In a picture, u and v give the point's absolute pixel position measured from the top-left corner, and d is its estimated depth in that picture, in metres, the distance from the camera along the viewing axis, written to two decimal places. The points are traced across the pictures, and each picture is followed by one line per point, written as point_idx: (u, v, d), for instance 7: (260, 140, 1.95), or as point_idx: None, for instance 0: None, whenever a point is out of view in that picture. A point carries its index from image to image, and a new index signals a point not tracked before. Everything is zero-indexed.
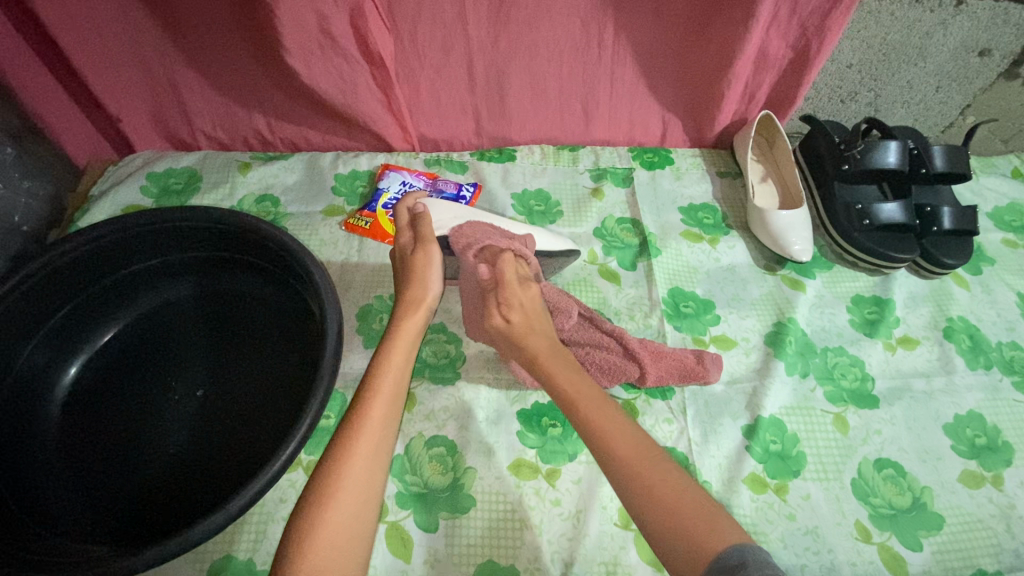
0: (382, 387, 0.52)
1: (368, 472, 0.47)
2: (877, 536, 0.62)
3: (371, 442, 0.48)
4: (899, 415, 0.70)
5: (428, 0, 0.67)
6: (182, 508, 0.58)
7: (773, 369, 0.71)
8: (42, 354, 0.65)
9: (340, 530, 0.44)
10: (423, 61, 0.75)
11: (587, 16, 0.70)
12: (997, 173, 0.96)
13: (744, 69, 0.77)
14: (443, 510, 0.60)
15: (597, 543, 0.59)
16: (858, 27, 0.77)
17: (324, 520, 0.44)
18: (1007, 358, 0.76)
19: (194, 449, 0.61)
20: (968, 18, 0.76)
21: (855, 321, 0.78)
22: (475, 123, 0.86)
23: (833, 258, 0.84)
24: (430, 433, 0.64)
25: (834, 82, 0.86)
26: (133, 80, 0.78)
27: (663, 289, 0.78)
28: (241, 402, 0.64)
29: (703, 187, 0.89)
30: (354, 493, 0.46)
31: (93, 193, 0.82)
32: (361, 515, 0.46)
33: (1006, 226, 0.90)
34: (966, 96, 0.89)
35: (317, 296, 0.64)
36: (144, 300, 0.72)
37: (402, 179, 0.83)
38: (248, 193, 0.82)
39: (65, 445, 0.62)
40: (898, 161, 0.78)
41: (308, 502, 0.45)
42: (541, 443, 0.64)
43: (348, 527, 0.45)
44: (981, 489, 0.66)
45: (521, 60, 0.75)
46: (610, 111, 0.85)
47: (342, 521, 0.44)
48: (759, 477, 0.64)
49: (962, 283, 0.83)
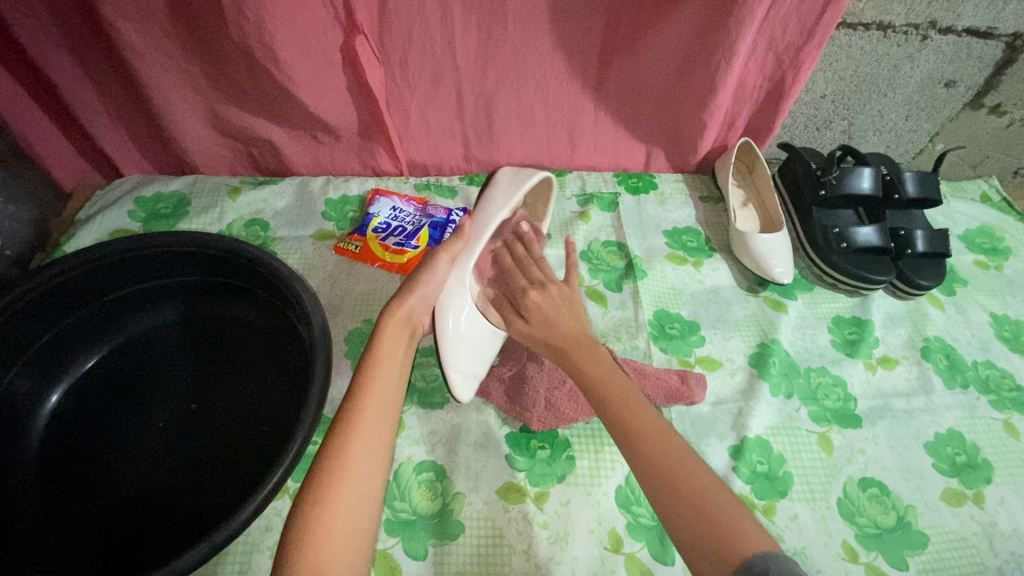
0: (366, 405, 0.54)
1: (360, 494, 0.50)
2: (864, 557, 0.62)
3: (372, 418, 0.54)
4: (882, 435, 0.71)
5: (418, 34, 0.69)
6: (164, 537, 0.56)
7: (758, 391, 0.72)
8: (24, 380, 0.64)
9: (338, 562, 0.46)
10: (412, 90, 0.76)
11: (573, 49, 0.72)
12: (966, 198, 1.00)
13: (724, 99, 0.79)
14: (431, 537, 0.59)
15: (587, 568, 0.58)
16: (831, 59, 0.81)
17: (319, 554, 0.45)
18: (983, 378, 0.78)
19: (176, 476, 0.61)
20: (933, 52, 0.80)
21: (836, 341, 0.80)
22: (463, 148, 0.87)
23: (813, 279, 0.86)
24: (419, 458, 0.64)
25: (810, 111, 0.89)
26: (120, 109, 0.78)
27: (649, 311, 0.79)
28: (226, 429, 0.64)
29: (687, 212, 0.91)
30: (346, 521, 0.48)
31: (80, 217, 0.82)
32: (367, 478, 0.51)
33: (977, 249, 0.93)
34: (935, 125, 0.93)
35: (306, 320, 0.64)
36: (130, 327, 0.71)
37: (393, 204, 0.84)
38: (237, 217, 0.83)
39: (45, 476, 0.60)
40: (872, 186, 0.82)
41: (326, 460, 0.50)
42: (530, 466, 0.64)
43: (347, 557, 0.46)
44: (964, 507, 0.67)
45: (509, 89, 0.77)
46: (596, 138, 0.87)
47: (340, 537, 0.47)
48: (747, 498, 0.64)
49: (937, 304, 0.85)
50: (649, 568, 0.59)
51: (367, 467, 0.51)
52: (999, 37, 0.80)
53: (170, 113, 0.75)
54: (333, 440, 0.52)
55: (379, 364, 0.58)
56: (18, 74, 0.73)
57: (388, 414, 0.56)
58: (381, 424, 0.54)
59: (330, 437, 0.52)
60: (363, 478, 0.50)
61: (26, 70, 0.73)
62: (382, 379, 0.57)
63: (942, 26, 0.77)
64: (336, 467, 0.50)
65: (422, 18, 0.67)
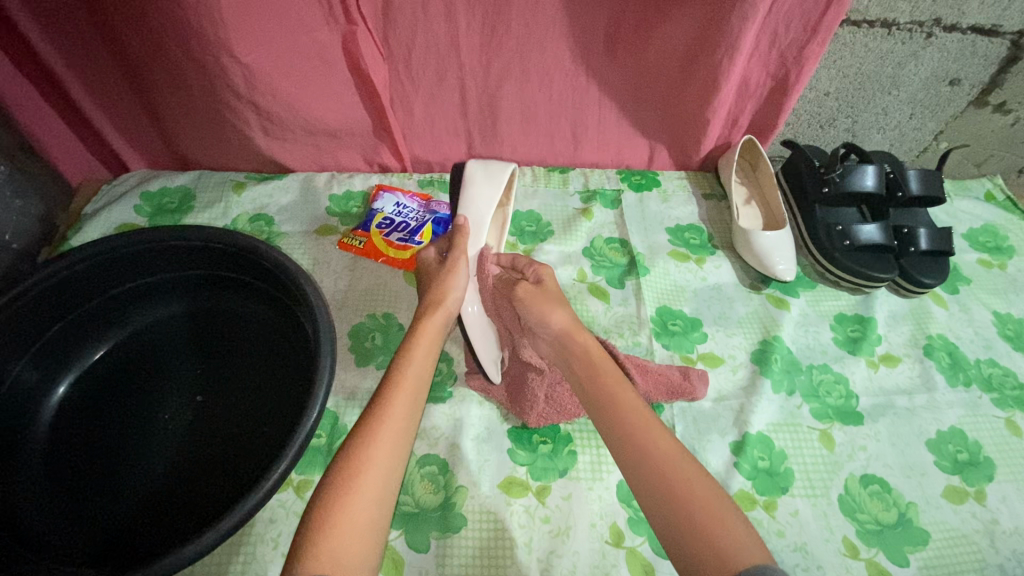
0: (396, 398, 0.55)
1: (383, 485, 0.50)
2: (864, 553, 0.62)
3: (400, 412, 0.55)
4: (883, 432, 0.71)
5: (422, 30, 0.69)
6: (171, 526, 0.57)
7: (760, 387, 0.73)
8: (33, 370, 0.65)
9: (350, 550, 0.46)
10: (416, 87, 0.77)
11: (576, 45, 0.73)
12: (971, 196, 1.00)
13: (728, 97, 0.79)
14: (434, 530, 0.59)
15: (588, 562, 0.59)
16: (834, 57, 0.81)
17: (337, 539, 0.46)
18: (985, 376, 0.78)
19: (183, 466, 0.61)
20: (938, 49, 0.80)
21: (838, 339, 0.80)
22: (467, 145, 0.88)
23: (816, 277, 0.86)
24: (422, 452, 0.64)
25: (813, 109, 0.89)
26: (126, 104, 0.79)
27: (651, 308, 0.79)
28: (231, 421, 0.64)
29: (690, 209, 0.91)
30: (366, 509, 0.48)
31: (87, 211, 0.83)
32: (389, 471, 0.51)
33: (981, 247, 0.93)
34: (939, 123, 0.93)
35: (311, 314, 0.65)
36: (136, 319, 0.72)
37: (397, 200, 0.85)
38: (242, 212, 0.83)
39: (54, 466, 0.61)
40: (875, 185, 0.81)
41: (353, 449, 0.51)
42: (532, 460, 0.65)
43: (362, 546, 0.47)
44: (965, 504, 0.67)
45: (513, 85, 0.77)
46: (599, 135, 0.88)
47: (358, 526, 0.47)
48: (748, 494, 0.65)
49: (941, 302, 0.85)
50: (650, 562, 0.59)
51: (390, 460, 0.52)
52: (1003, 35, 0.80)
53: (176, 109, 0.76)
54: (361, 428, 0.53)
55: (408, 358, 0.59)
56: (25, 69, 0.74)
57: (415, 409, 0.56)
58: (409, 417, 0.55)
59: (358, 426, 0.53)
60: (386, 469, 0.51)
61: (34, 65, 0.74)
62: (411, 374, 0.58)
63: (947, 23, 0.77)
64: (360, 455, 0.51)
65: (425, 15, 0.67)
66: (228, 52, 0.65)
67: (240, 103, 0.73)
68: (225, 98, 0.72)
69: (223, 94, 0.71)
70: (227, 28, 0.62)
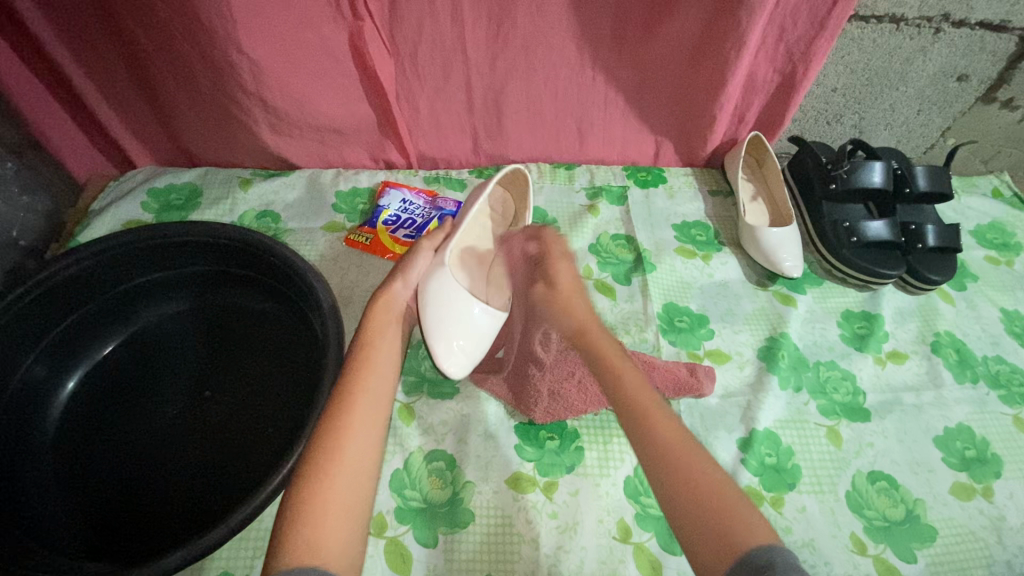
0: (362, 387, 0.55)
1: (357, 472, 0.50)
2: (872, 549, 0.62)
3: (366, 399, 0.55)
4: (890, 428, 0.71)
5: (428, 27, 0.69)
6: (180, 521, 0.58)
7: (767, 384, 0.72)
8: (42, 366, 0.65)
9: (334, 539, 0.46)
10: (422, 83, 0.76)
11: (583, 41, 0.73)
12: (978, 192, 0.99)
13: (734, 92, 0.79)
14: (442, 525, 0.59)
15: (596, 557, 0.59)
16: (842, 53, 0.80)
17: (318, 528, 0.46)
18: (993, 373, 0.78)
19: (190, 461, 0.62)
20: (946, 45, 0.80)
21: (845, 335, 0.80)
22: (472, 141, 0.87)
23: (823, 274, 0.86)
24: (430, 448, 0.65)
25: (820, 105, 0.89)
26: (133, 100, 0.79)
27: (658, 304, 0.79)
28: (238, 416, 0.65)
29: (696, 205, 0.91)
30: (342, 496, 0.48)
31: (94, 208, 0.83)
32: (362, 457, 0.51)
33: (989, 244, 0.93)
34: (946, 119, 0.93)
35: (319, 311, 0.65)
36: (143, 315, 0.72)
37: (402, 197, 0.85)
38: (249, 209, 0.83)
39: (63, 460, 0.61)
40: (883, 181, 0.81)
41: (322, 440, 0.51)
42: (539, 455, 0.65)
43: (342, 533, 0.47)
44: (972, 501, 0.67)
45: (519, 81, 0.77)
46: (605, 131, 0.87)
47: (336, 515, 0.47)
48: (755, 490, 0.65)
49: (948, 299, 0.85)
50: (657, 558, 0.59)
51: (363, 449, 0.52)
52: (1012, 31, 0.79)
53: (182, 105, 0.76)
54: (329, 420, 0.53)
55: (373, 348, 0.59)
56: (33, 66, 0.74)
57: (383, 396, 0.56)
58: (377, 404, 0.55)
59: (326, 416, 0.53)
60: (358, 454, 0.51)
61: (41, 62, 0.74)
62: (377, 363, 0.58)
63: (955, 19, 0.77)
64: (331, 443, 0.51)
65: (432, 10, 0.67)
66: (235, 47, 0.65)
67: (246, 99, 0.73)
68: (232, 94, 0.72)
69: (229, 90, 0.71)
70: (233, 25, 0.62)
